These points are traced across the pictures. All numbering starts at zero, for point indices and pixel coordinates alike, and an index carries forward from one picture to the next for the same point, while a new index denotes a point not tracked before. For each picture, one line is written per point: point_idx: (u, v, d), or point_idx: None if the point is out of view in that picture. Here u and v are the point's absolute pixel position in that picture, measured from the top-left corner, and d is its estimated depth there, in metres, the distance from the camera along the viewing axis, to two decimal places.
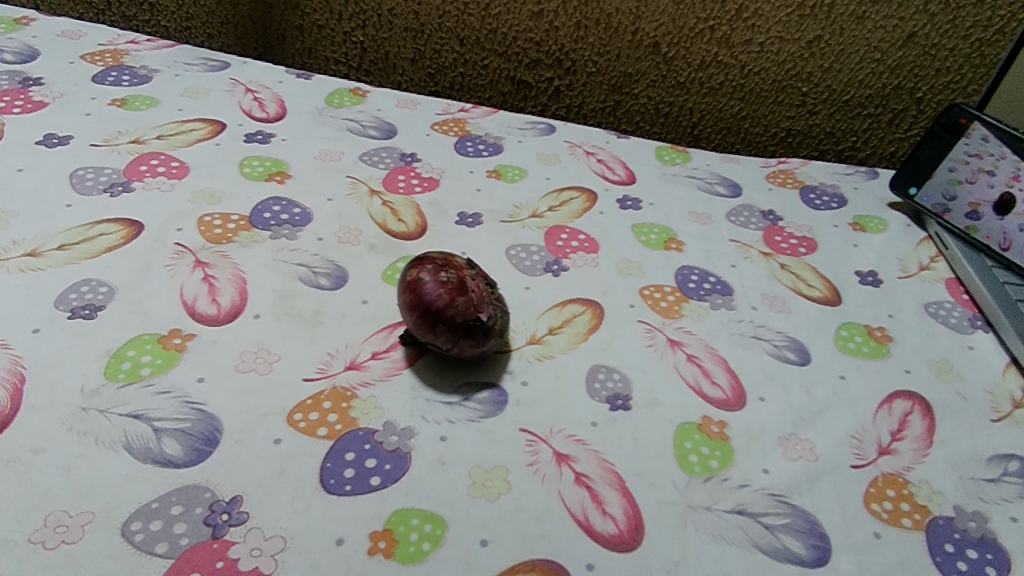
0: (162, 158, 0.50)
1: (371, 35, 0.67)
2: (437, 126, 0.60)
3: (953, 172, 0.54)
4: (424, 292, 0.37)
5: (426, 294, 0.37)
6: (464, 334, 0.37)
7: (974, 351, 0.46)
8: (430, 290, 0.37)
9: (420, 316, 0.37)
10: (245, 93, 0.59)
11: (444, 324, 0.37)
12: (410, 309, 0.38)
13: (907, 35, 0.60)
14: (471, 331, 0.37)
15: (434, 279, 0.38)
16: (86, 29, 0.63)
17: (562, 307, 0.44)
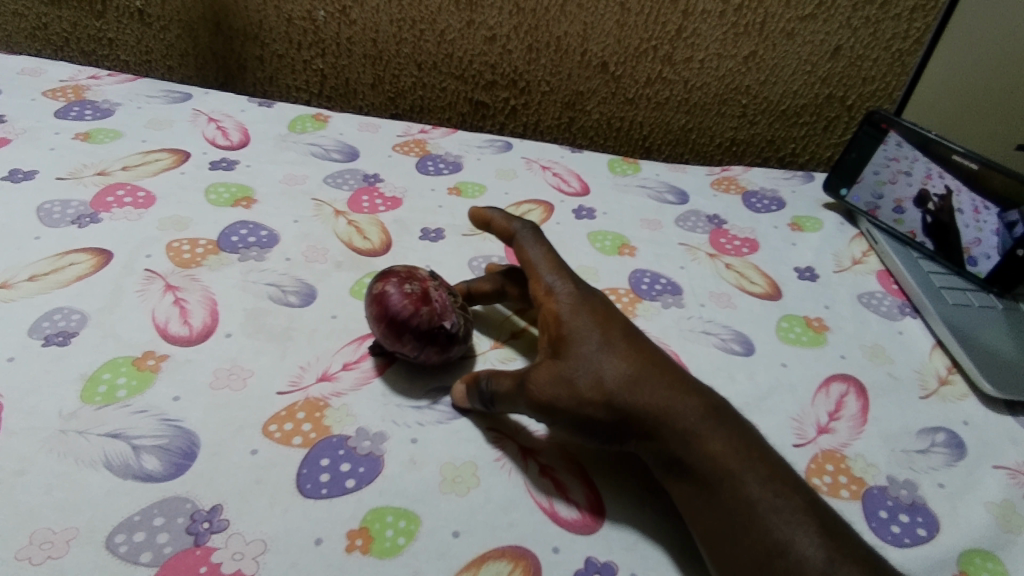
0: (128, 188, 0.52)
1: (331, 63, 0.69)
2: (399, 148, 0.63)
3: (877, 174, 0.58)
4: (389, 304, 0.40)
5: (391, 306, 0.40)
6: (431, 340, 0.39)
7: (904, 336, 0.50)
8: (395, 301, 0.40)
9: (387, 327, 0.39)
10: (208, 123, 0.61)
11: (411, 333, 0.39)
12: (377, 321, 0.40)
13: (834, 48, 0.64)
14: (438, 335, 0.40)
15: (399, 291, 0.40)
16: (46, 66, 0.64)
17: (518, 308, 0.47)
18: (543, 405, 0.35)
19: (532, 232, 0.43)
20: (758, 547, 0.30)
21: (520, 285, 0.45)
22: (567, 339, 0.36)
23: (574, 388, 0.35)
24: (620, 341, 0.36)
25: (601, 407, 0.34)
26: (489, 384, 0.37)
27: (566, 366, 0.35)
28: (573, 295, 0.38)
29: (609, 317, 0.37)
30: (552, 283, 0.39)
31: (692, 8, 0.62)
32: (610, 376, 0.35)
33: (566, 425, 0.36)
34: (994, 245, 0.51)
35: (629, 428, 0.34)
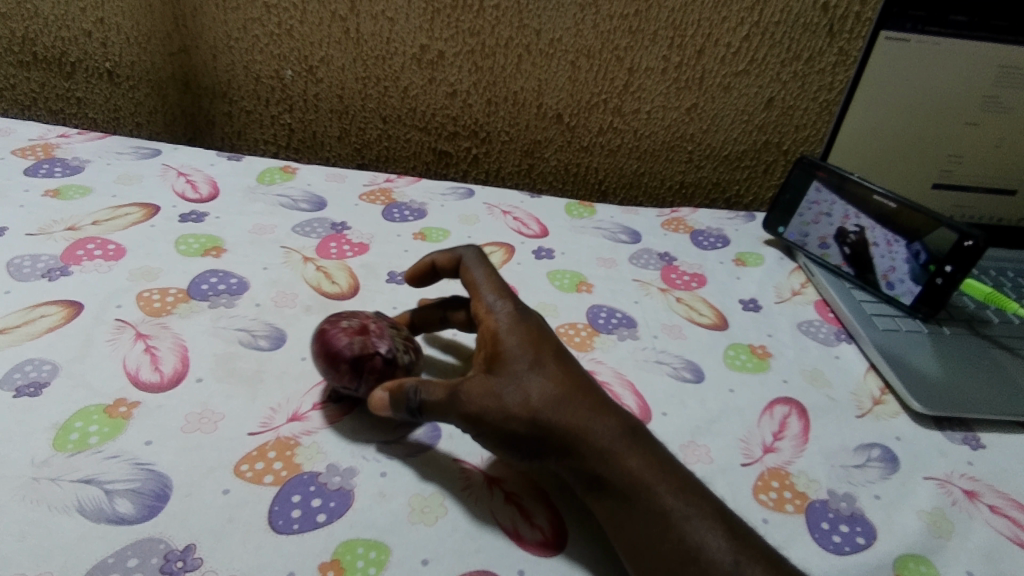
0: (98, 242, 0.53)
1: (298, 117, 0.72)
2: (365, 197, 0.66)
3: (802, 216, 0.64)
4: (328, 341, 0.42)
5: (327, 344, 0.42)
6: (367, 371, 0.41)
7: (840, 360, 0.54)
8: (331, 339, 0.42)
9: (327, 366, 0.42)
10: (177, 177, 0.63)
11: (347, 367, 0.41)
12: (317, 363, 0.42)
13: (767, 100, 0.70)
14: (371, 367, 0.41)
15: (338, 328, 0.42)
16: (14, 126, 0.66)
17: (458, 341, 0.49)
18: (471, 416, 0.37)
19: (477, 256, 0.45)
20: (674, 555, 0.32)
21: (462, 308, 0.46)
22: (500, 356, 0.38)
23: (501, 402, 0.36)
24: (550, 362, 0.38)
25: (524, 421, 0.36)
26: (415, 395, 0.38)
27: (496, 381, 0.37)
28: (511, 317, 0.40)
29: (543, 339, 0.39)
30: (493, 305, 0.41)
31: (636, 66, 0.68)
32: (536, 393, 0.36)
33: (491, 438, 0.37)
34: (906, 272, 0.56)
35: (550, 443, 0.36)
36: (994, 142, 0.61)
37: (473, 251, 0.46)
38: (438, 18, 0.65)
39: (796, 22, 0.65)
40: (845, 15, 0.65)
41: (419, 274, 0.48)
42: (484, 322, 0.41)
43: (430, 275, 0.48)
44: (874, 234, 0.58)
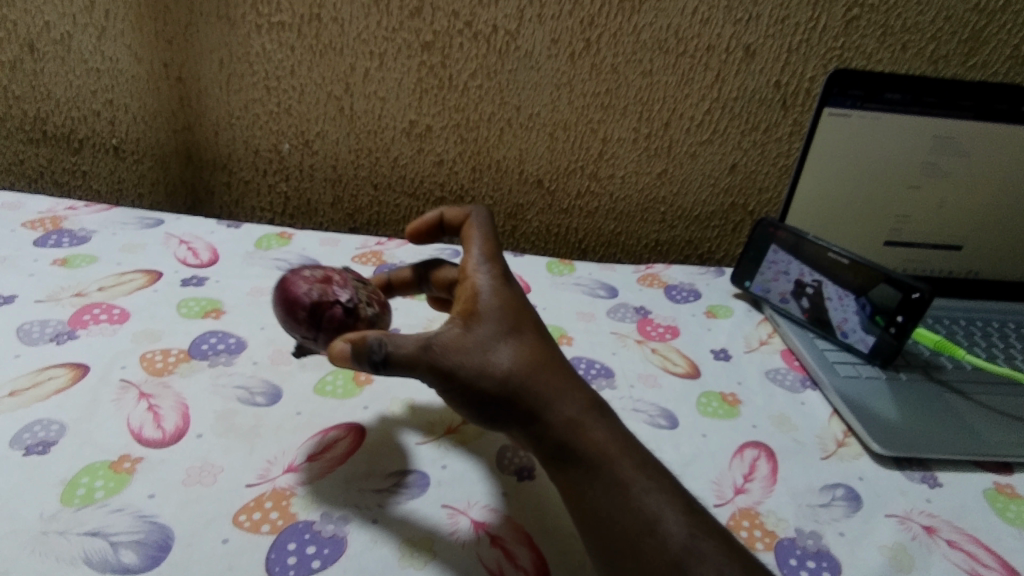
0: (104, 306, 0.56)
1: (294, 186, 0.77)
2: (357, 259, 0.70)
3: (762, 274, 0.69)
4: (292, 289, 0.45)
5: (287, 295, 0.44)
6: (324, 322, 0.43)
7: (806, 405, 0.57)
8: (291, 290, 0.44)
9: (288, 315, 0.44)
10: (179, 244, 0.67)
11: (305, 316, 0.44)
12: (280, 312, 0.45)
13: (731, 165, 0.75)
14: (330, 316, 0.43)
15: (304, 278, 0.45)
16: (24, 200, 0.70)
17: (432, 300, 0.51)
18: (441, 367, 0.36)
19: (484, 219, 0.46)
20: (633, 526, 0.34)
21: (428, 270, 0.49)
22: (480, 316, 0.39)
23: (476, 358, 0.37)
24: (528, 332, 0.39)
25: (497, 380, 0.37)
26: (381, 347, 0.36)
27: (475, 340, 0.37)
28: (497, 282, 0.41)
29: (523, 308, 0.40)
30: (480, 267, 0.42)
31: (609, 137, 0.73)
32: (512, 357, 0.37)
33: (458, 392, 0.37)
34: (858, 323, 0.61)
35: (519, 405, 0.37)
36: (936, 203, 0.66)
37: (477, 215, 0.47)
38: (426, 97, 0.71)
39: (752, 97, 0.71)
40: (797, 91, 0.70)
41: (422, 230, 0.48)
42: (467, 283, 0.42)
43: (429, 230, 0.48)
44: (828, 288, 0.63)
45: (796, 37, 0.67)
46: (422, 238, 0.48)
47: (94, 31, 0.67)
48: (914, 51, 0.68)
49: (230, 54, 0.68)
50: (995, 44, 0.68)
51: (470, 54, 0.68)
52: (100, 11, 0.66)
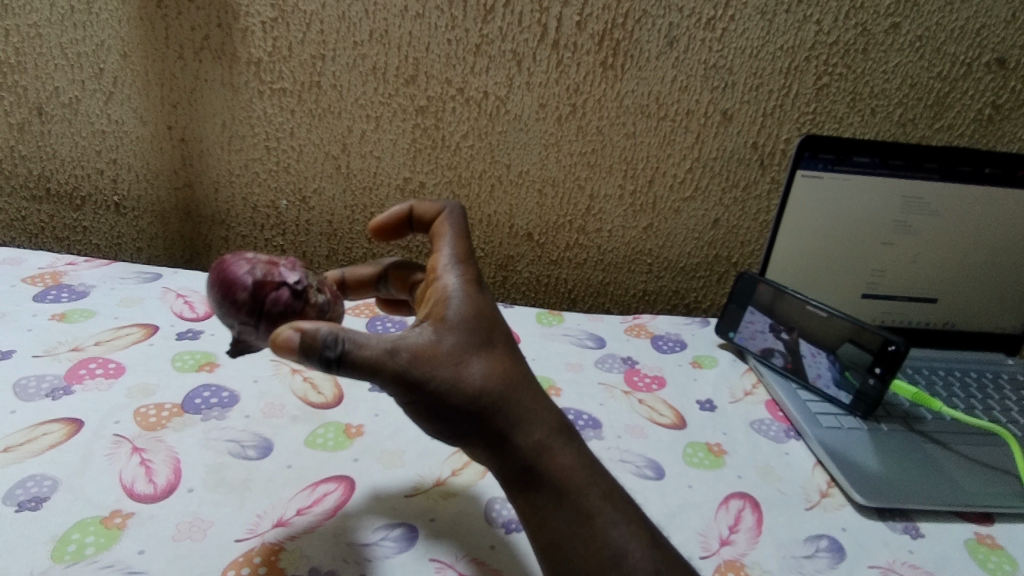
0: (99, 361, 0.57)
1: (290, 240, 0.79)
2: (351, 311, 0.72)
3: (739, 332, 0.71)
4: (232, 271, 0.44)
5: (225, 277, 0.44)
6: (266, 306, 0.43)
7: (790, 455, 0.58)
8: (230, 271, 0.44)
9: (226, 299, 0.43)
10: (176, 298, 0.69)
11: (245, 299, 0.43)
12: (218, 296, 0.44)
13: (714, 220, 0.78)
14: (275, 301, 0.43)
15: (246, 262, 0.44)
16: (25, 256, 0.72)
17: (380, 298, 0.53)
18: (408, 375, 0.35)
19: (456, 219, 0.46)
20: (596, 562, 0.36)
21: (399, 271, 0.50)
22: (452, 324, 0.37)
23: (447, 370, 0.36)
24: (498, 344, 0.38)
25: (469, 397, 0.36)
26: (338, 346, 0.34)
27: (448, 352, 0.36)
28: (467, 285, 0.40)
29: (493, 317, 0.39)
30: (451, 268, 0.41)
31: (596, 193, 0.76)
32: (485, 374, 0.37)
33: (424, 402, 0.36)
34: (830, 379, 0.63)
35: (487, 423, 0.36)
36: (909, 259, 0.69)
37: (450, 211, 0.46)
38: (420, 156, 0.73)
39: (731, 157, 0.74)
40: (773, 152, 0.74)
41: (388, 227, 0.47)
42: (437, 284, 0.40)
43: (396, 225, 0.47)
44: (803, 345, 0.65)
45: (770, 103, 0.71)
46: (385, 235, 0.47)
47: (102, 96, 0.71)
48: (883, 115, 0.72)
49: (233, 117, 0.71)
50: (959, 108, 0.72)
51: (462, 117, 0.71)
52: (109, 77, 0.70)
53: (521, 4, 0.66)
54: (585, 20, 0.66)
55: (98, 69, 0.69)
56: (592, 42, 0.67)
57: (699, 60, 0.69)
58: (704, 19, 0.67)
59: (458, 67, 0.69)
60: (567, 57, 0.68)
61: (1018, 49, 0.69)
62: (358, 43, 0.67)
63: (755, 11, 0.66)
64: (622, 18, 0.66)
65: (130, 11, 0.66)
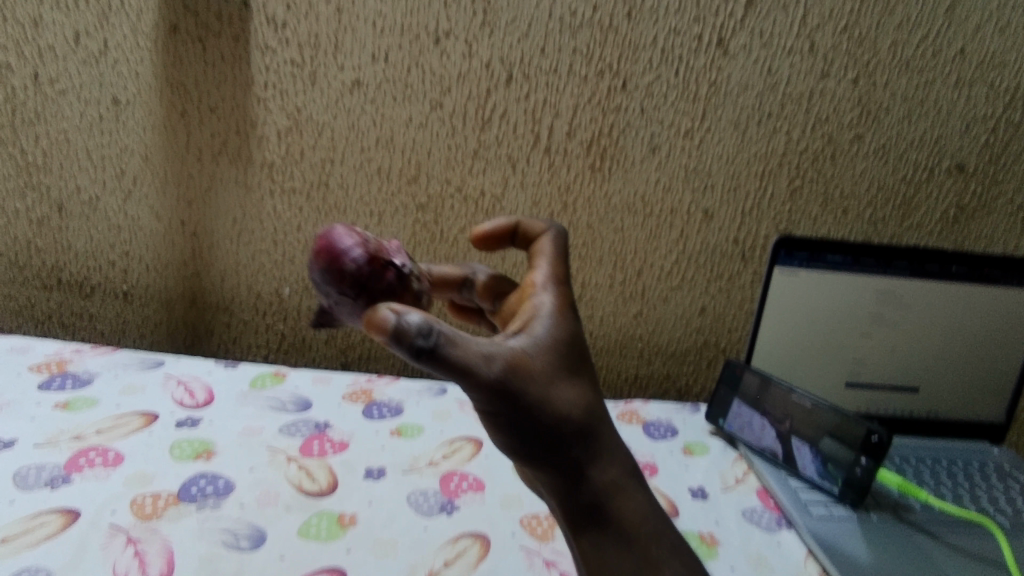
0: (99, 449, 0.58)
1: (290, 325, 0.80)
2: (348, 397, 0.73)
3: (731, 423, 0.72)
4: (343, 242, 0.44)
5: (335, 246, 0.45)
6: (369, 280, 0.44)
7: (782, 545, 0.58)
8: (341, 243, 0.44)
9: (330, 267, 0.44)
10: (177, 385, 0.70)
11: (353, 271, 0.44)
12: (323, 265, 0.44)
13: (701, 308, 0.81)
14: (382, 278, 0.44)
15: (356, 236, 0.45)
16: (33, 344, 0.74)
17: (455, 301, 0.56)
18: (503, 384, 0.35)
19: (560, 241, 0.48)
20: None
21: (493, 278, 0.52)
22: (546, 344, 0.38)
23: (539, 388, 0.36)
24: (585, 374, 0.39)
25: (556, 420, 0.36)
26: (432, 338, 0.33)
27: (540, 370, 0.36)
28: (561, 307, 0.41)
29: (581, 344, 0.40)
30: (548, 288, 0.43)
31: (588, 282, 0.79)
32: (571, 400, 0.37)
33: (510, 418, 0.36)
34: (816, 469, 0.65)
35: (569, 451, 0.37)
36: (888, 349, 0.72)
37: (553, 233, 0.48)
38: (419, 248, 0.77)
39: (714, 250, 0.78)
40: (753, 246, 0.78)
41: (495, 236, 0.49)
42: (534, 300, 0.42)
43: (500, 237, 0.49)
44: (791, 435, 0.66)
45: (748, 203, 0.76)
46: (489, 244, 0.49)
47: (121, 194, 0.75)
48: (854, 215, 0.77)
49: (244, 213, 0.75)
50: (926, 208, 0.77)
51: (460, 213, 0.75)
52: (129, 178, 0.74)
53: (516, 116, 0.72)
54: (574, 129, 0.72)
55: (119, 170, 0.74)
56: (581, 149, 0.73)
57: (680, 166, 0.74)
58: (683, 130, 0.73)
59: (457, 169, 0.74)
60: (558, 161, 0.73)
61: (974, 157, 0.75)
62: (365, 148, 0.73)
63: (730, 123, 0.73)
64: (608, 129, 0.72)
65: (156, 121, 0.72)
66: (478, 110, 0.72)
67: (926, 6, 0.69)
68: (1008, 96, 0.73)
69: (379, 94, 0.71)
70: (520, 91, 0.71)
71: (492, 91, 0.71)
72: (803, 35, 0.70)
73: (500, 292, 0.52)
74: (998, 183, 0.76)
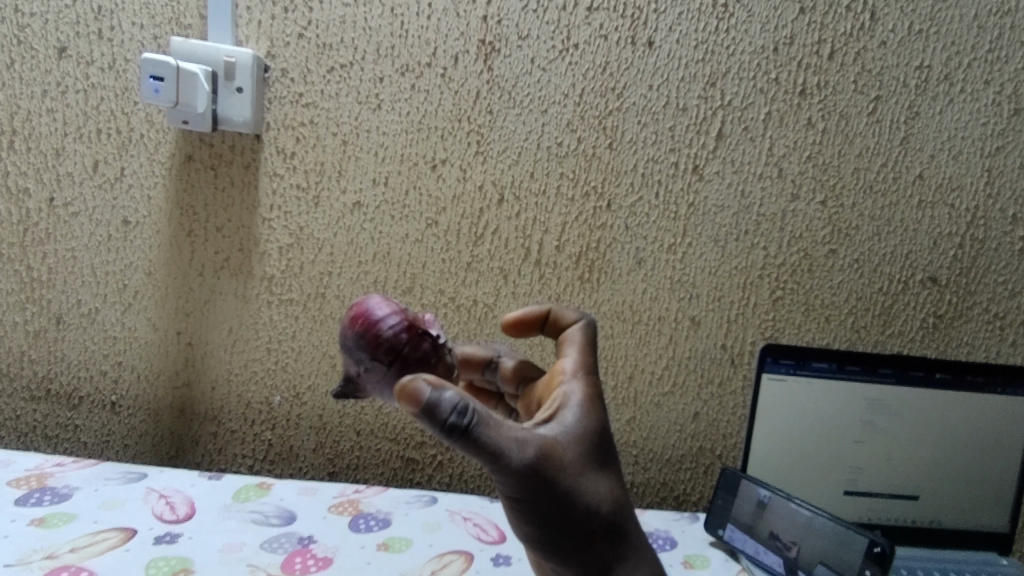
0: (72, 569, 0.56)
1: (279, 434, 0.79)
2: (334, 509, 0.71)
3: (732, 535, 0.69)
4: (377, 310, 0.48)
5: (371, 314, 0.47)
6: (406, 348, 0.46)
7: None
8: (377, 311, 0.48)
9: (365, 334, 0.47)
10: (158, 498, 0.68)
11: (388, 337, 0.46)
12: (358, 331, 0.47)
13: (693, 412, 0.81)
14: (418, 346, 0.47)
15: (392, 304, 0.48)
16: (14, 458, 0.72)
17: (473, 385, 0.61)
18: (534, 468, 0.39)
19: (589, 333, 0.53)
20: None
21: (516, 362, 0.58)
22: (577, 434, 0.43)
23: (568, 475, 0.41)
24: (608, 464, 0.44)
25: (583, 508, 0.41)
26: (467, 418, 0.37)
27: (570, 458, 0.41)
28: (589, 397, 0.46)
29: (607, 434, 0.45)
30: (577, 378, 0.48)
31: None
32: (598, 491, 0.42)
33: (540, 500, 0.40)
34: None
35: (592, 536, 0.42)
36: (882, 456, 0.72)
37: (584, 324, 0.54)
38: None
39: (703, 356, 0.79)
40: (741, 352, 0.79)
41: (528, 320, 0.55)
42: (564, 389, 0.47)
43: (532, 322, 0.55)
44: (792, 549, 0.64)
45: (733, 311, 0.78)
46: (523, 327, 0.55)
47: (121, 307, 0.76)
48: (837, 322, 0.79)
49: (241, 323, 0.76)
50: (905, 316, 0.79)
51: (452, 322, 0.77)
52: (130, 291, 0.76)
53: (508, 232, 0.75)
54: (563, 244, 0.76)
55: (122, 285, 0.76)
56: (570, 261, 0.76)
57: (666, 277, 0.77)
58: (667, 245, 0.76)
59: (451, 281, 0.76)
60: (548, 272, 0.76)
61: (946, 269, 0.78)
62: (362, 262, 0.75)
63: (710, 239, 0.76)
64: (596, 243, 0.76)
65: (162, 238, 0.75)
66: (471, 227, 0.75)
67: (882, 137, 0.75)
68: (970, 214, 0.78)
69: (378, 214, 0.75)
70: (512, 209, 0.75)
71: (485, 210, 0.75)
72: (772, 163, 0.75)
73: (523, 375, 0.58)
74: (971, 293, 0.79)
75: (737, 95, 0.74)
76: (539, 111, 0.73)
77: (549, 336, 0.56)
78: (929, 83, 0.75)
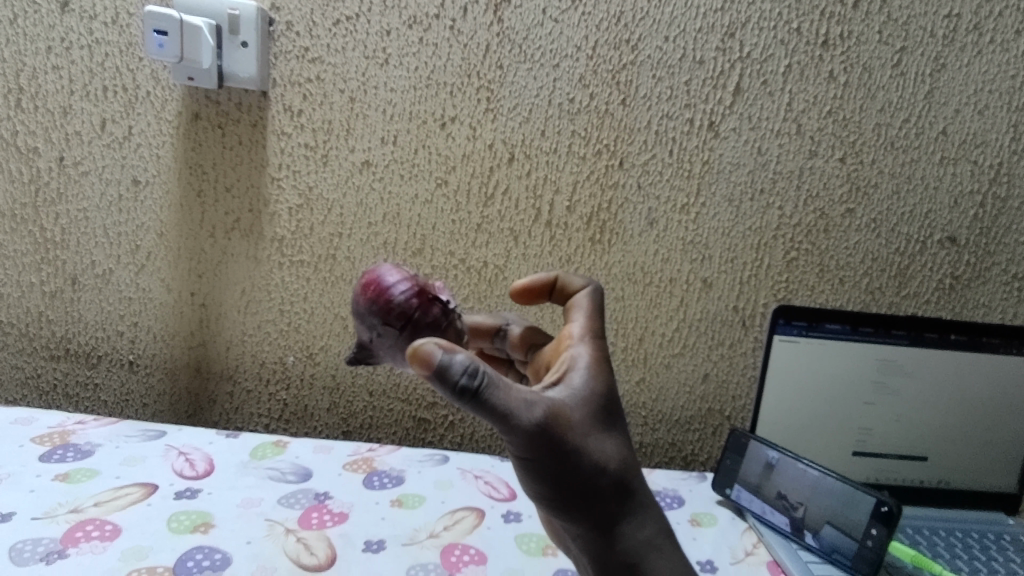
0: (96, 522, 0.58)
1: (293, 394, 0.80)
2: (348, 467, 0.72)
3: (740, 494, 0.70)
4: (388, 277, 0.48)
5: (382, 281, 0.48)
6: (417, 314, 0.46)
7: None
8: (388, 279, 0.48)
9: (376, 301, 0.47)
10: (178, 455, 0.70)
11: (400, 303, 0.46)
12: (370, 297, 0.47)
13: (704, 374, 0.81)
14: (429, 311, 0.47)
15: (402, 272, 0.48)
16: (37, 415, 0.74)
17: (482, 354, 0.61)
18: (543, 429, 0.39)
19: (597, 297, 0.53)
20: None
21: (524, 330, 0.58)
22: (584, 395, 0.43)
23: (576, 435, 0.41)
24: (615, 425, 0.44)
25: (590, 467, 0.41)
26: (476, 380, 0.37)
27: (577, 419, 0.42)
28: (597, 360, 0.46)
29: (614, 396, 0.45)
30: (584, 342, 0.48)
31: None
32: (605, 450, 0.43)
33: (549, 461, 0.40)
34: (824, 544, 0.63)
35: (599, 495, 0.42)
36: (892, 418, 0.72)
37: (591, 289, 0.53)
38: None
39: (714, 318, 0.79)
40: (753, 314, 0.79)
41: (535, 289, 0.55)
42: (571, 352, 0.47)
43: (539, 290, 0.55)
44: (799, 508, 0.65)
45: (745, 273, 0.77)
46: (529, 296, 0.55)
47: (134, 268, 0.77)
48: (851, 284, 0.78)
49: (253, 284, 0.77)
50: (921, 278, 0.78)
51: (462, 283, 0.77)
52: (143, 252, 0.76)
53: (519, 192, 0.74)
54: (574, 205, 0.75)
55: (134, 246, 0.76)
56: (581, 222, 0.75)
57: (678, 238, 0.76)
58: (679, 205, 0.75)
59: (461, 242, 0.76)
60: (559, 234, 0.76)
61: (965, 229, 0.77)
62: (372, 223, 0.75)
63: (724, 199, 0.75)
64: (607, 203, 0.75)
65: (173, 200, 0.75)
66: (481, 187, 0.74)
67: (905, 91, 0.73)
68: (993, 171, 0.76)
69: (387, 173, 0.74)
70: (522, 169, 0.74)
71: (494, 169, 0.74)
72: (790, 119, 0.73)
73: (531, 343, 0.58)
74: (990, 254, 0.78)
75: (755, 47, 0.72)
76: (551, 65, 0.72)
77: (557, 303, 0.55)
78: (957, 33, 0.72)
